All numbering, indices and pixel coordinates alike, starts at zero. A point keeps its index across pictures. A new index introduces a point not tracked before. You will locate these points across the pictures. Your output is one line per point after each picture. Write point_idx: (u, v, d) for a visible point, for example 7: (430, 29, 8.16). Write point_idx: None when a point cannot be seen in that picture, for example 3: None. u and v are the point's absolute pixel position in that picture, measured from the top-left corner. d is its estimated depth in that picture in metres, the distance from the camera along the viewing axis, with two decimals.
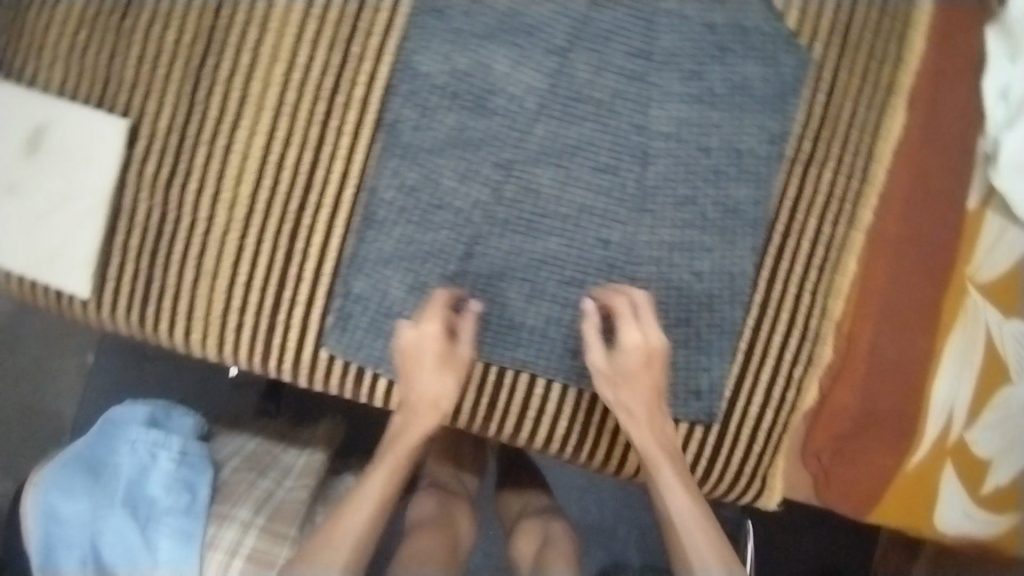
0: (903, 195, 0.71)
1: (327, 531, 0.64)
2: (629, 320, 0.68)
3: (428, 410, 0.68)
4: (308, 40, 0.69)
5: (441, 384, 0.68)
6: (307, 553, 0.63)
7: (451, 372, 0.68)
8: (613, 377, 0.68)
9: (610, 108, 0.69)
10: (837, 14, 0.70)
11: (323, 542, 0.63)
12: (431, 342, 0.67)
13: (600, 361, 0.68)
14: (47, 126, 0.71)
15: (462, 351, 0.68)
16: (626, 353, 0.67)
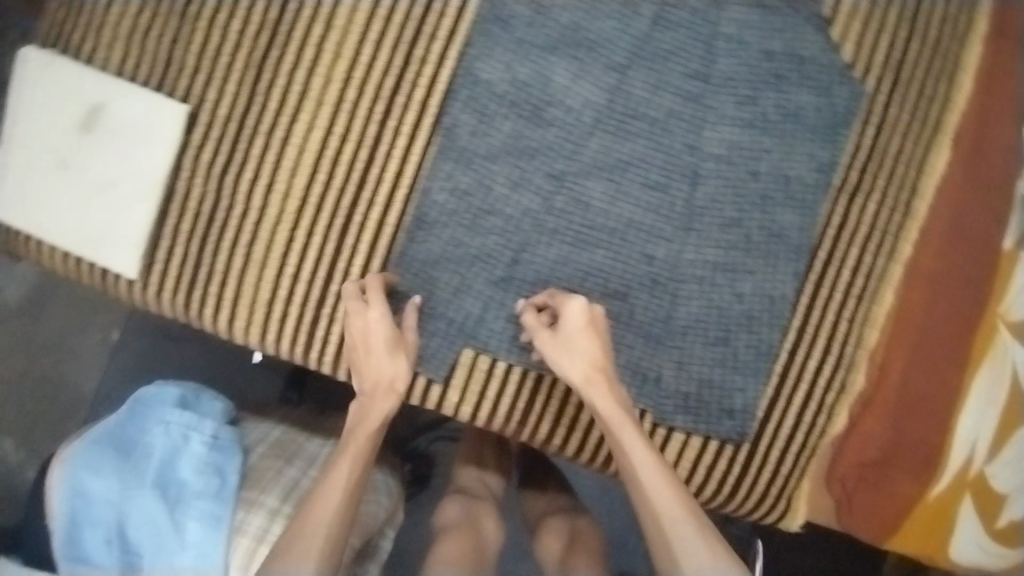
0: (944, 231, 0.72)
1: (295, 528, 0.64)
2: (563, 300, 0.69)
3: (380, 395, 0.70)
4: (374, 39, 0.69)
5: (391, 368, 0.70)
6: (278, 553, 0.63)
7: (401, 356, 0.70)
8: (557, 358, 0.68)
9: (664, 126, 0.70)
10: (891, 50, 0.72)
11: (294, 541, 0.63)
12: (375, 327, 0.69)
13: (544, 342, 0.69)
14: (103, 105, 0.71)
15: (408, 334, 0.71)
16: (567, 334, 0.68)
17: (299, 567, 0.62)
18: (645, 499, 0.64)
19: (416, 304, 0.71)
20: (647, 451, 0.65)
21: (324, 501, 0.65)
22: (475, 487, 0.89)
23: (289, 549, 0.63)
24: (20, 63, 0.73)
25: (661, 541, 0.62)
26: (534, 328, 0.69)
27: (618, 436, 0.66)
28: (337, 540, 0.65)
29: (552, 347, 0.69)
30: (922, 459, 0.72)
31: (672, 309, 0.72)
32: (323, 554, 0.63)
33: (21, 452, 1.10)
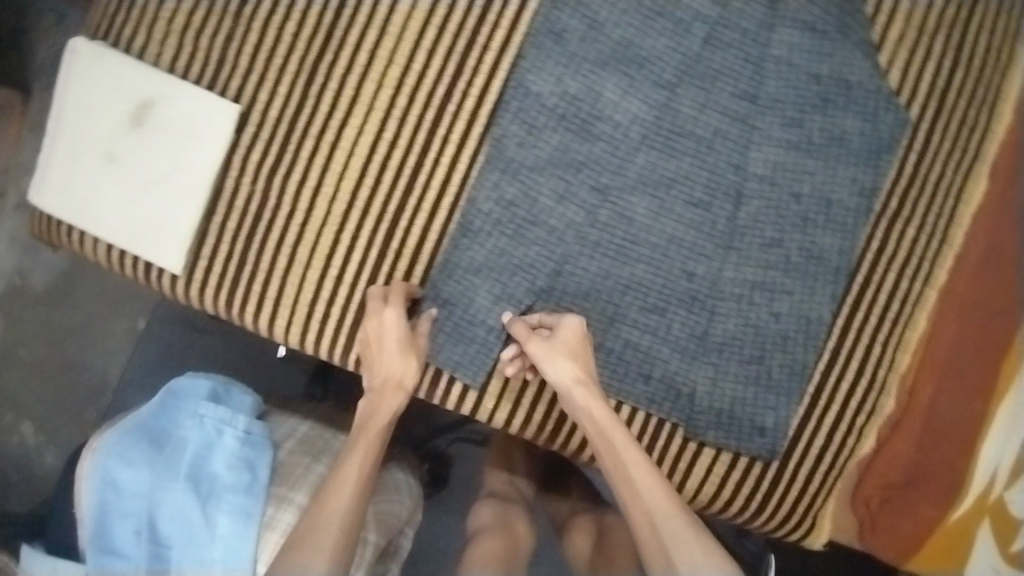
0: (978, 257, 0.73)
1: (307, 522, 0.65)
2: (552, 316, 0.71)
3: (388, 394, 0.72)
4: (426, 47, 0.71)
5: (400, 367, 0.71)
6: (292, 546, 0.63)
7: (412, 357, 0.71)
8: (552, 365, 0.68)
9: (710, 145, 0.71)
10: (938, 78, 0.72)
11: (307, 535, 0.64)
12: (389, 327, 0.70)
13: (538, 349, 0.69)
14: (153, 101, 0.72)
15: (421, 338, 0.72)
16: (561, 342, 0.69)
17: (314, 559, 0.62)
18: (641, 506, 0.65)
19: (433, 313, 0.73)
20: (641, 459, 0.67)
21: (336, 495, 0.66)
22: (506, 490, 0.94)
23: (303, 541, 0.63)
24: (68, 54, 0.72)
25: (659, 548, 0.63)
26: (527, 338, 0.70)
27: (613, 444, 0.67)
28: (350, 533, 0.65)
29: (546, 355, 0.68)
30: (947, 484, 0.70)
31: (709, 326, 0.73)
32: (337, 546, 0.64)
33: (41, 437, 1.10)
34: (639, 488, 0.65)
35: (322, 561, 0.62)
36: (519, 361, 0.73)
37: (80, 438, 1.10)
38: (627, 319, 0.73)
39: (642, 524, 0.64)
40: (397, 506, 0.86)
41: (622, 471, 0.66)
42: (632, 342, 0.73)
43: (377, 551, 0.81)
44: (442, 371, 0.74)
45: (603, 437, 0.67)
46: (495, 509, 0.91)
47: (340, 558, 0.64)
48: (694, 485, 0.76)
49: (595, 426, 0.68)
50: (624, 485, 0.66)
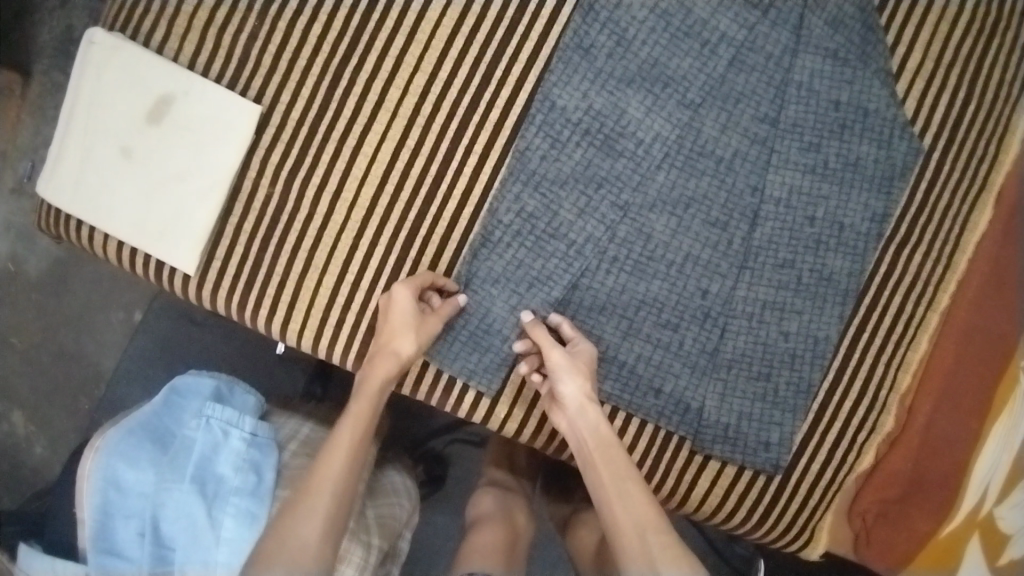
0: (980, 283, 0.75)
1: (301, 488, 0.65)
2: (572, 329, 0.72)
3: (379, 358, 0.69)
4: (453, 56, 0.73)
5: (396, 335, 0.70)
6: (287, 512, 0.63)
7: (410, 333, 0.69)
8: (570, 377, 0.68)
9: (729, 165, 0.73)
10: (948, 109, 0.75)
11: (301, 502, 0.63)
12: (396, 299, 0.70)
13: (561, 358, 0.68)
14: (174, 99, 0.73)
15: (431, 320, 0.70)
16: (578, 359, 0.69)
17: (307, 526, 0.62)
18: (635, 527, 0.63)
19: (456, 303, 0.72)
20: (638, 482, 0.66)
21: (330, 463, 0.66)
22: (507, 482, 0.96)
23: (297, 507, 0.63)
24: (86, 44, 0.73)
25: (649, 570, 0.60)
26: (550, 344, 0.69)
27: (614, 463, 0.66)
28: (343, 503, 0.65)
29: (565, 367, 0.68)
30: (939, 498, 0.73)
31: (720, 343, 0.75)
32: (331, 513, 0.64)
33: (32, 426, 1.08)
34: (632, 507, 0.64)
35: (315, 528, 0.62)
36: (529, 360, 0.72)
37: (72, 429, 1.08)
38: (640, 334, 0.74)
39: (629, 541, 0.63)
40: (396, 509, 0.87)
41: (619, 490, 0.65)
42: (644, 356, 0.74)
43: (381, 554, 0.80)
44: (456, 377, 0.75)
45: (604, 455, 0.67)
46: (496, 499, 0.93)
47: (333, 526, 0.64)
48: (699, 496, 0.78)
49: (598, 443, 0.67)
50: (618, 503, 0.64)
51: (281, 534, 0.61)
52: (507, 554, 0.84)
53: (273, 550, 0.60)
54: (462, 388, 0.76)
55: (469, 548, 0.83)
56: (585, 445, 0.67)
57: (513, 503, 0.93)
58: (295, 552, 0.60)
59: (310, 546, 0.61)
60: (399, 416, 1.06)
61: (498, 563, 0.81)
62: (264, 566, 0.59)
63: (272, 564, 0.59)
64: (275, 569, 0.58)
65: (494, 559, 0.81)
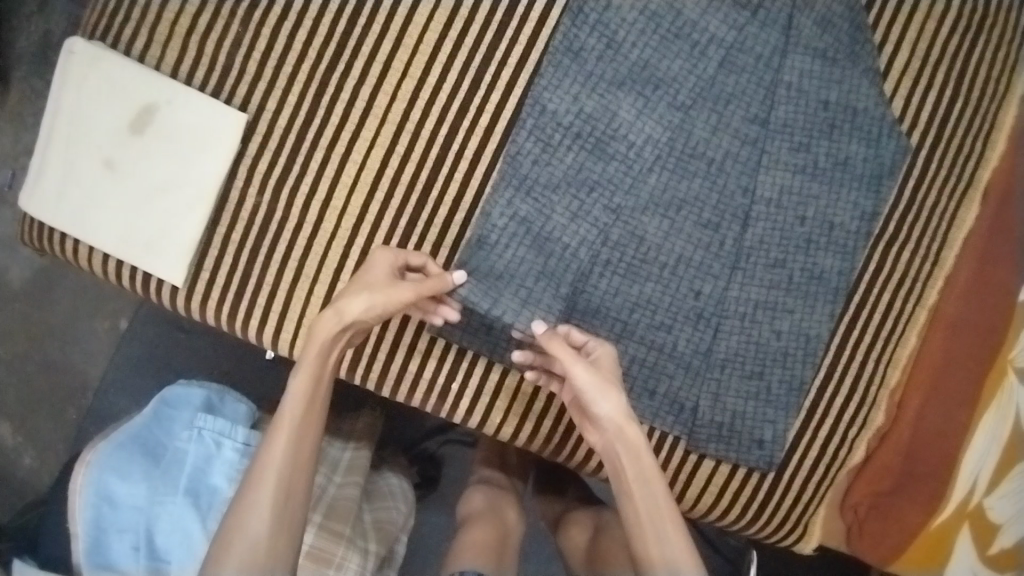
0: (966, 280, 0.76)
1: (247, 480, 0.61)
2: (582, 334, 0.70)
3: (320, 317, 0.64)
4: (442, 61, 0.73)
5: (348, 292, 0.65)
6: (233, 510, 0.60)
7: (364, 290, 0.65)
8: (604, 395, 0.65)
9: (720, 167, 0.73)
10: (935, 108, 0.76)
11: (244, 497, 0.60)
12: (373, 264, 0.68)
13: (586, 376, 0.65)
14: (157, 108, 0.71)
15: (399, 286, 0.65)
16: (601, 369, 0.67)
17: (252, 522, 0.59)
18: (665, 563, 0.62)
19: (451, 280, 0.69)
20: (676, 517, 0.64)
21: (272, 449, 0.62)
22: (498, 480, 0.95)
23: (241, 503, 0.60)
24: (66, 55, 0.71)
25: (666, 569, 0.62)
26: (574, 360, 0.66)
27: (650, 491, 0.64)
28: (293, 487, 0.62)
29: (593, 385, 0.66)
30: (931, 490, 0.74)
31: (713, 343, 0.75)
32: (278, 502, 0.60)
33: (20, 437, 1.06)
34: (670, 547, 0.62)
35: (262, 522, 0.59)
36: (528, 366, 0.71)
37: (60, 440, 1.06)
38: (635, 336, 0.74)
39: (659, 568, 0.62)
40: (393, 513, 0.87)
41: (654, 523, 0.63)
42: (639, 358, 0.75)
43: (378, 559, 0.81)
44: (467, 348, 0.74)
45: (640, 482, 0.64)
46: (487, 497, 0.92)
47: (283, 515, 0.60)
48: (694, 493, 0.78)
49: (636, 472, 0.64)
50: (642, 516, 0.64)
51: (227, 534, 0.59)
52: (500, 551, 0.84)
53: (223, 552, 0.58)
54: (458, 391, 0.75)
55: (460, 546, 0.82)
56: (619, 462, 0.65)
57: (503, 500, 0.93)
58: (244, 551, 0.58)
59: (259, 541, 0.59)
60: (390, 421, 1.05)
61: (491, 560, 0.80)
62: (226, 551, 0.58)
63: (224, 564, 0.58)
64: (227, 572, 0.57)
65: (487, 557, 0.80)
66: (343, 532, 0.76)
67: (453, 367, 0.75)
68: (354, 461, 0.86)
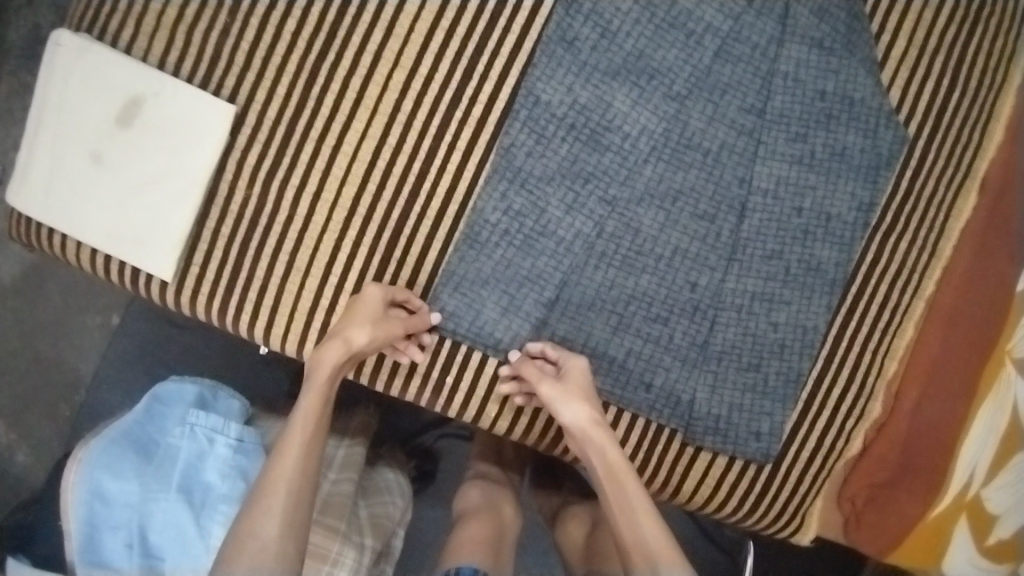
0: (963, 270, 0.75)
1: (259, 487, 0.63)
2: (557, 351, 0.71)
3: (329, 342, 0.67)
4: (434, 50, 0.71)
5: (352, 323, 0.67)
6: (245, 514, 0.62)
7: (367, 326, 0.67)
8: (568, 405, 0.68)
9: (716, 158, 0.72)
10: (933, 97, 0.75)
11: (257, 501, 0.62)
12: (369, 298, 0.69)
13: (551, 390, 0.68)
14: (145, 100, 0.70)
15: (394, 322, 0.69)
16: (569, 381, 0.69)
17: (264, 526, 0.61)
18: (645, 556, 0.64)
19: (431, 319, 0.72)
20: (649, 512, 0.66)
21: (285, 458, 0.64)
22: (495, 475, 0.95)
23: (254, 508, 0.62)
24: (52, 47, 0.70)
25: (649, 570, 0.63)
26: (538, 378, 0.69)
27: (624, 491, 0.66)
28: (303, 495, 0.64)
29: (560, 399, 0.68)
30: (930, 479, 0.73)
31: (709, 335, 0.74)
32: (288, 509, 0.63)
33: (12, 434, 1.05)
34: (645, 540, 0.64)
35: (273, 527, 0.61)
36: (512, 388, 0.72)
37: (54, 436, 1.05)
38: (630, 329, 0.74)
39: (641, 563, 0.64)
40: (389, 508, 0.86)
41: (630, 520, 0.66)
42: (635, 351, 0.74)
43: (374, 554, 0.80)
44: (460, 342, 0.73)
45: (614, 483, 0.67)
46: (484, 492, 0.91)
47: (293, 522, 0.63)
48: (691, 486, 0.78)
49: (608, 473, 0.67)
50: (626, 521, 0.66)
51: (238, 537, 0.60)
52: (496, 547, 0.83)
53: (233, 554, 0.59)
54: (452, 385, 0.74)
55: (455, 542, 0.82)
56: (594, 468, 0.68)
57: (500, 495, 0.92)
58: (255, 553, 0.60)
59: (270, 545, 0.61)
60: (385, 416, 1.04)
61: (487, 556, 0.80)
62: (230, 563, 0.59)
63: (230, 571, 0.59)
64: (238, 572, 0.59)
65: (484, 554, 0.80)
66: (340, 528, 0.76)
67: (448, 361, 0.74)
68: (349, 457, 0.85)
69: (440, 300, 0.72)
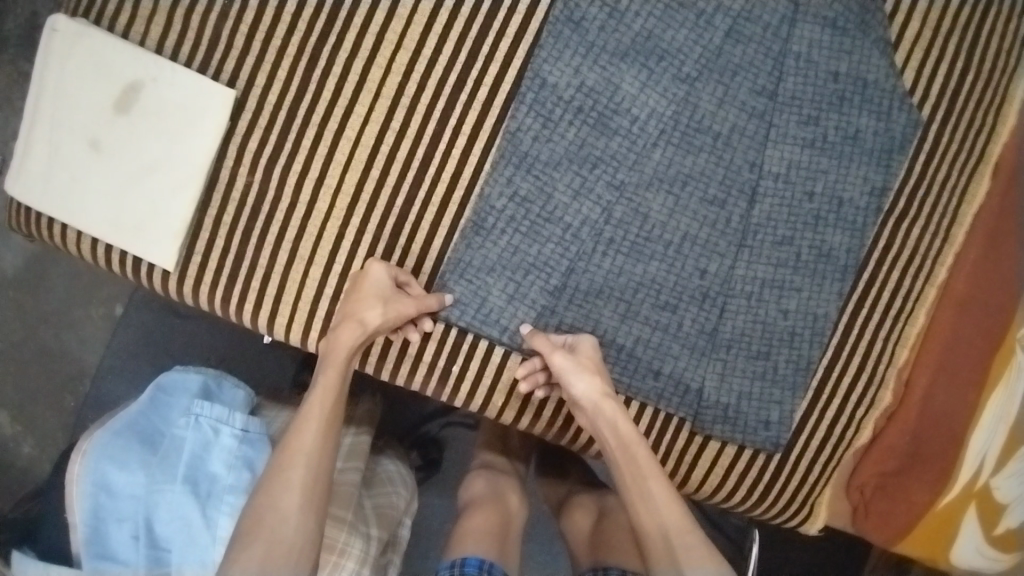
0: (976, 254, 0.74)
1: (276, 463, 0.62)
2: (563, 335, 0.71)
3: (343, 325, 0.66)
4: (437, 33, 0.70)
5: (362, 303, 0.67)
6: (264, 487, 0.60)
7: (375, 304, 0.67)
8: (578, 376, 0.67)
9: (726, 141, 0.71)
10: (947, 79, 0.73)
11: (277, 476, 0.61)
12: (376, 276, 0.68)
13: (563, 361, 0.67)
14: (143, 86, 0.69)
15: (404, 301, 0.68)
16: (582, 356, 0.69)
17: (284, 500, 0.60)
18: (662, 536, 0.62)
19: (440, 301, 0.70)
20: (662, 482, 0.64)
21: (303, 434, 0.63)
22: (499, 464, 0.94)
23: (274, 483, 0.61)
24: (47, 33, 0.69)
25: (671, 563, 0.60)
26: (550, 349, 0.68)
27: (636, 465, 0.65)
28: (322, 473, 0.63)
29: (571, 369, 0.67)
30: (937, 469, 0.72)
31: (719, 323, 0.73)
32: (308, 485, 0.61)
33: (18, 425, 1.05)
34: (663, 518, 0.63)
35: (293, 502, 0.60)
36: (533, 379, 0.71)
37: (59, 427, 1.04)
38: (639, 317, 0.73)
39: (657, 544, 0.62)
40: (393, 498, 0.85)
41: (644, 494, 0.64)
42: (643, 339, 0.73)
43: (381, 544, 0.79)
44: (466, 331, 0.72)
45: (626, 458, 0.65)
46: (489, 481, 0.90)
47: (312, 499, 0.61)
48: (699, 475, 0.77)
49: (620, 443, 0.66)
50: (637, 494, 0.64)
51: (258, 509, 0.59)
52: (502, 535, 0.82)
53: (252, 525, 0.58)
54: (458, 373, 0.73)
55: (463, 532, 0.81)
56: (607, 446, 0.66)
57: (505, 483, 0.91)
58: (274, 527, 0.58)
59: (289, 521, 0.59)
60: (389, 405, 1.04)
61: (495, 547, 0.79)
62: (246, 540, 0.58)
63: (247, 549, 0.57)
64: (256, 549, 0.57)
65: (487, 544, 0.79)
66: (345, 517, 0.75)
67: (454, 350, 0.73)
68: (355, 446, 0.85)
69: (447, 286, 0.71)
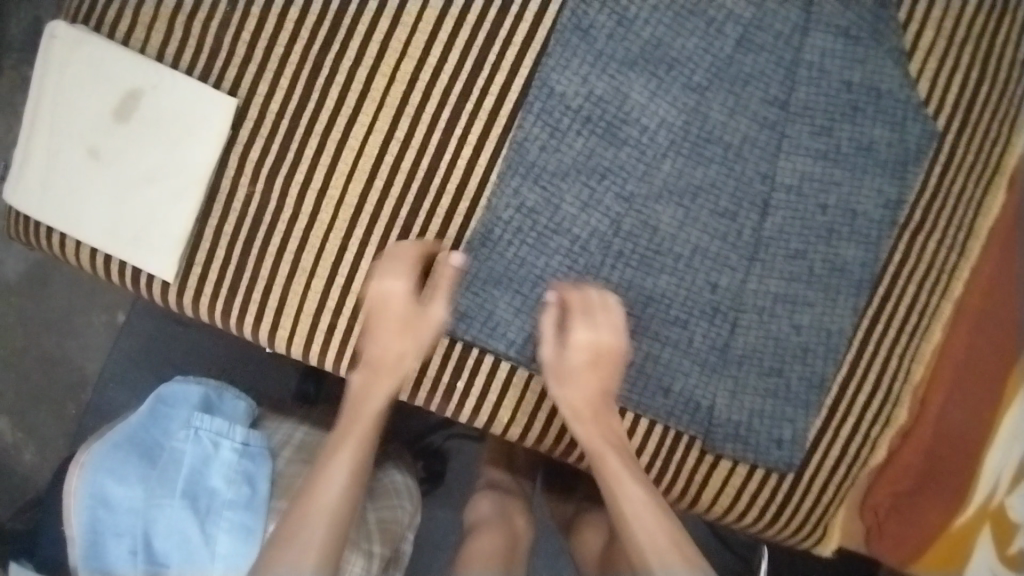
0: (992, 269, 0.72)
1: (298, 513, 0.61)
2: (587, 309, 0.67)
3: (381, 372, 0.68)
4: (443, 41, 0.69)
5: (385, 330, 0.67)
6: (281, 540, 0.60)
7: (405, 328, 0.67)
8: (552, 376, 0.68)
9: (737, 152, 0.69)
10: (963, 89, 0.72)
11: (295, 528, 0.60)
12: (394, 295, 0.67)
13: (543, 354, 0.69)
14: (144, 94, 0.68)
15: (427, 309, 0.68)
16: (568, 351, 0.68)
17: (300, 556, 0.59)
18: None
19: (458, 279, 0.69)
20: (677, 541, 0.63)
21: (326, 486, 0.63)
22: (504, 483, 0.92)
23: (294, 534, 0.60)
24: (47, 40, 0.68)
25: None
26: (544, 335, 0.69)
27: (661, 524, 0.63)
28: (342, 530, 0.62)
29: (550, 365, 0.69)
30: (953, 488, 0.70)
31: (730, 338, 0.71)
32: (326, 541, 0.61)
33: (18, 434, 1.03)
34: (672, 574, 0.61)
35: (309, 560, 0.59)
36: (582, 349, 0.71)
37: (59, 436, 1.03)
38: (648, 331, 0.71)
39: None
40: (398, 513, 0.83)
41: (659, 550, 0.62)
42: (652, 354, 0.72)
43: (383, 562, 0.77)
44: (471, 345, 0.71)
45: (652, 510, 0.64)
46: (495, 503, 0.88)
47: (327, 556, 0.60)
48: (711, 495, 0.75)
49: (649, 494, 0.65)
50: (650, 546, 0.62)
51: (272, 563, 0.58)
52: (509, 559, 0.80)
53: None
54: (463, 389, 0.72)
55: (467, 555, 0.79)
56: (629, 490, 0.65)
57: (512, 504, 0.89)
58: None
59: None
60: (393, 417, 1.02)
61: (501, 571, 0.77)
62: None
63: None
64: None
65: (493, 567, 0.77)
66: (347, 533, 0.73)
67: (459, 365, 0.71)
68: None
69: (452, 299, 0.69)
